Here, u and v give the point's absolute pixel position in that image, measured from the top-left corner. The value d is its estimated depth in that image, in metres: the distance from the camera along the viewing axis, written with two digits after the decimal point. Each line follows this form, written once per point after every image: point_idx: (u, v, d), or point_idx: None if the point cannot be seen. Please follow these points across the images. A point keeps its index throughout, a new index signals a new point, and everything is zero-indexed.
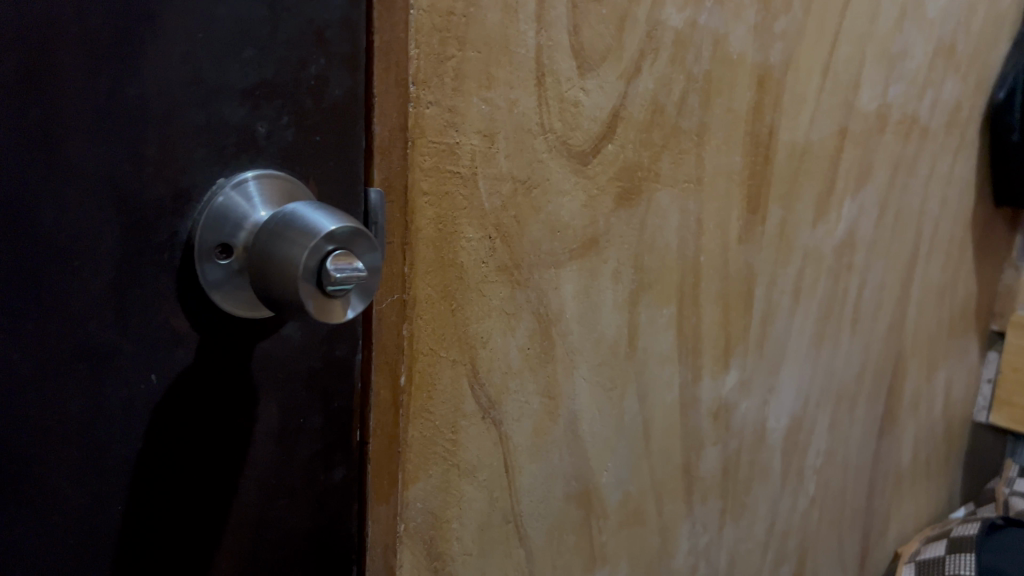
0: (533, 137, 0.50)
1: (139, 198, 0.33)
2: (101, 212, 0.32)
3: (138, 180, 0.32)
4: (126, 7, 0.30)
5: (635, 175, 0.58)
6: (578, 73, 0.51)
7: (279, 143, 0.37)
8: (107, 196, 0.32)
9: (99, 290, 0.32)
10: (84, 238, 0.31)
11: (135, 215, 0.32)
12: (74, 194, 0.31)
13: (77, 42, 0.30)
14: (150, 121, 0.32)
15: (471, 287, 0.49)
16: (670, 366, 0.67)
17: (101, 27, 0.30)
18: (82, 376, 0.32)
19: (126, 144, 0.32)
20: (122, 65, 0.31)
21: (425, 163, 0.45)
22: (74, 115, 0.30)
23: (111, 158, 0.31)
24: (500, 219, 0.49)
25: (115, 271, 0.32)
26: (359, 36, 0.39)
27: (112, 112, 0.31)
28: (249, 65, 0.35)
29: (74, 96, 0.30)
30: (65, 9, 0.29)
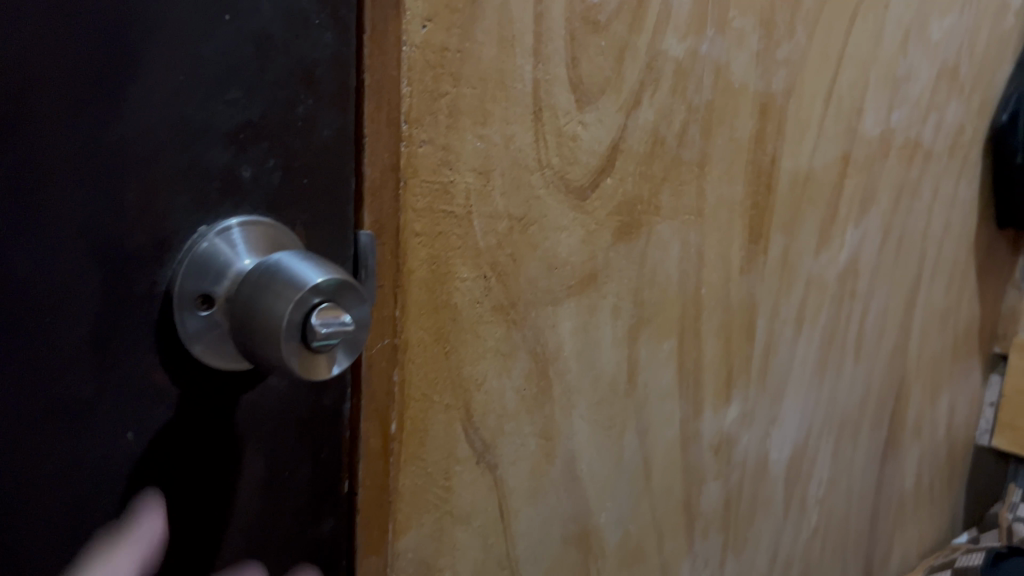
0: (530, 173, 0.48)
1: (118, 248, 0.31)
2: (78, 264, 0.30)
3: (118, 229, 0.31)
4: (106, 49, 0.29)
5: (635, 208, 0.57)
6: (576, 107, 0.50)
7: (265, 187, 0.35)
8: (84, 247, 0.30)
9: (76, 344, 0.30)
10: (57, 289, 0.30)
11: (114, 267, 0.31)
12: (48, 243, 0.29)
13: (54, 87, 0.29)
14: (131, 168, 0.31)
15: (465, 328, 0.47)
16: (671, 401, 0.65)
17: (79, 70, 0.29)
18: (60, 435, 0.30)
19: (106, 193, 0.30)
20: (102, 110, 0.30)
21: (419, 203, 0.43)
22: (49, 161, 0.29)
23: (89, 206, 0.30)
24: (496, 258, 0.48)
25: (92, 325, 0.31)
26: (350, 75, 0.38)
27: (89, 159, 0.30)
28: (235, 107, 0.34)
29: (49, 142, 0.29)
30: (41, 52, 0.28)
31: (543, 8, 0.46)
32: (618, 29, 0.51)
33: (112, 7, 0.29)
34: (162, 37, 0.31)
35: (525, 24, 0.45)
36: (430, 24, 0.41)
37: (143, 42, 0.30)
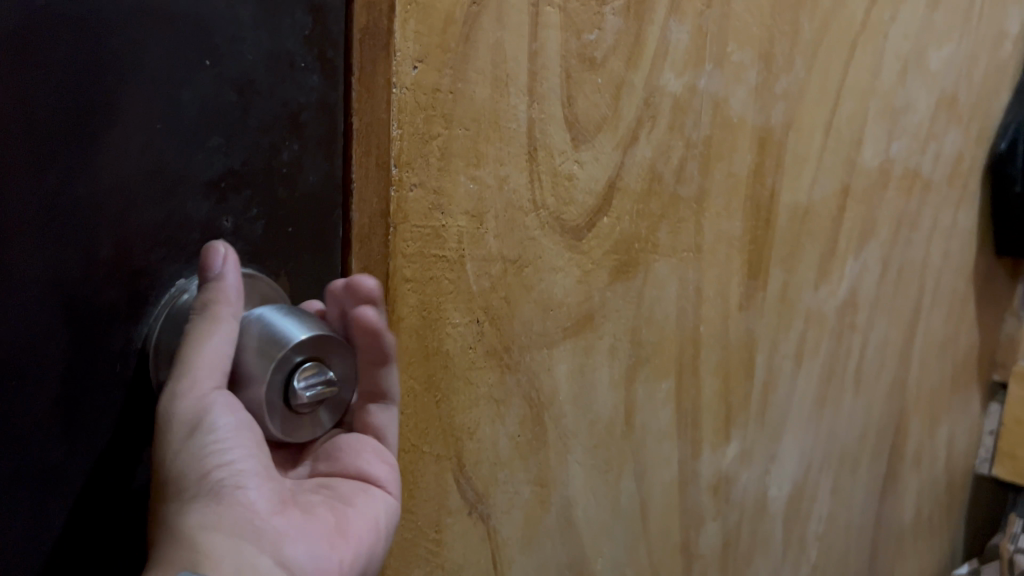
0: (525, 214, 0.47)
1: (90, 303, 0.30)
2: (48, 321, 0.29)
3: (91, 284, 0.30)
4: (77, 99, 0.28)
5: (632, 245, 0.55)
6: (572, 146, 0.49)
7: (247, 237, 0.35)
8: (55, 303, 0.29)
9: (45, 406, 0.29)
10: (26, 349, 0.29)
11: (88, 324, 0.30)
12: (15, 305, 0.28)
13: (23, 138, 0.27)
14: (103, 220, 0.30)
15: (457, 375, 0.45)
16: (669, 443, 0.63)
17: (50, 122, 0.28)
18: (23, 500, 0.29)
19: (78, 247, 0.29)
20: (73, 162, 0.29)
21: (409, 248, 0.41)
22: (17, 219, 0.28)
23: (60, 262, 0.29)
24: (489, 301, 0.46)
25: (62, 385, 0.30)
26: (336, 119, 0.37)
27: (61, 212, 0.29)
28: (216, 155, 0.33)
29: (19, 199, 0.28)
30: (8, 103, 0.27)
31: (538, 46, 0.45)
32: (615, 66, 0.50)
33: (84, 55, 0.28)
34: (136, 84, 0.30)
35: (520, 63, 0.44)
36: (421, 64, 0.39)
37: (116, 88, 0.29)
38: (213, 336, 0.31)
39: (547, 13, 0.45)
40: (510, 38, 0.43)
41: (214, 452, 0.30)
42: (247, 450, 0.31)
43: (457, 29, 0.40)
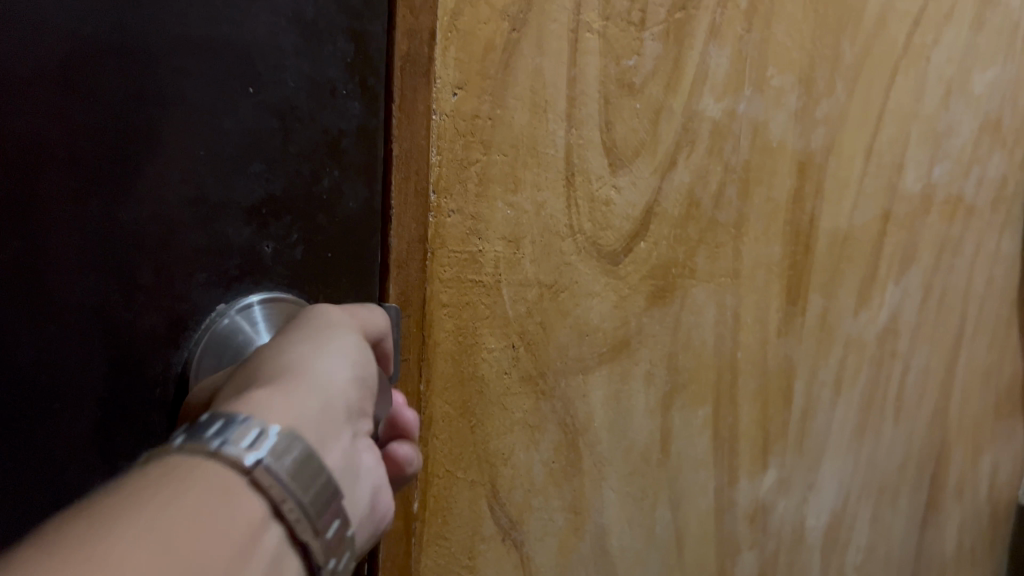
0: (562, 239, 0.47)
1: (129, 328, 0.30)
2: (87, 348, 0.29)
3: (132, 310, 0.30)
4: (120, 128, 0.29)
5: (670, 271, 0.55)
6: (610, 170, 0.48)
7: (287, 262, 0.35)
8: (95, 328, 0.29)
9: (82, 431, 0.30)
10: (65, 375, 0.29)
11: (128, 348, 0.30)
12: (57, 326, 0.29)
13: (67, 166, 0.28)
14: (145, 249, 0.30)
15: (492, 401, 0.45)
16: (705, 471, 0.62)
17: (95, 149, 0.29)
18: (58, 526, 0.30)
19: (119, 276, 0.30)
20: (116, 190, 0.29)
21: (447, 273, 0.41)
22: (61, 248, 0.28)
23: (100, 290, 0.29)
24: (525, 326, 0.45)
25: (101, 410, 0.30)
26: (377, 145, 0.37)
27: (105, 241, 0.29)
28: (257, 181, 0.33)
29: (60, 227, 0.28)
30: (53, 130, 0.28)
31: (577, 71, 0.45)
32: (654, 91, 0.50)
33: (127, 84, 0.29)
34: (178, 114, 0.30)
35: (558, 88, 0.44)
36: (460, 91, 0.39)
37: (159, 118, 0.30)
38: (366, 309, 0.34)
39: (587, 38, 0.44)
40: (549, 63, 0.43)
41: (336, 348, 0.30)
42: (367, 370, 0.32)
43: (497, 56, 0.40)
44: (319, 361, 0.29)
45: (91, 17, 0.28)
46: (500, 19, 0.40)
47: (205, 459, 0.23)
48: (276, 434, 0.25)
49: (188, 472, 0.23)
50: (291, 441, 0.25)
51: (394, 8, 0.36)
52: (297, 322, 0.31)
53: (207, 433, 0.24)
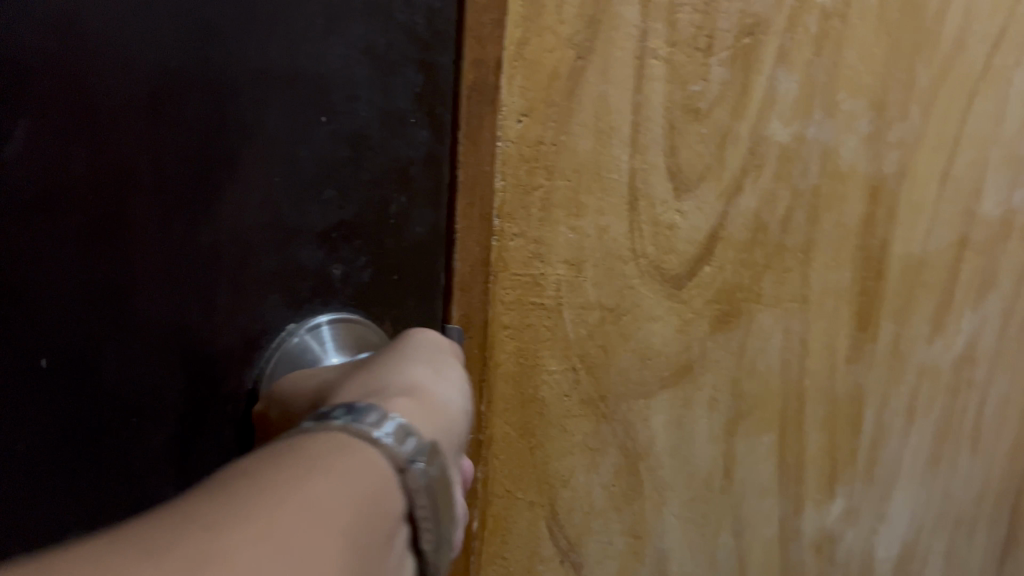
0: (624, 263, 0.47)
1: (205, 345, 0.33)
2: (167, 361, 0.32)
3: (211, 328, 0.33)
4: (201, 156, 0.32)
5: (734, 295, 0.54)
6: (674, 196, 0.49)
7: (355, 285, 0.37)
8: (174, 341, 0.33)
9: (158, 440, 0.33)
10: (152, 384, 0.32)
11: (205, 361, 0.33)
12: (141, 331, 0.32)
13: (153, 192, 0.31)
14: (224, 270, 0.33)
15: (552, 422, 0.45)
16: (770, 498, 0.61)
17: (181, 176, 0.32)
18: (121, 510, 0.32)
19: (199, 295, 0.33)
20: (197, 214, 0.32)
21: (508, 296, 0.42)
22: (146, 264, 0.32)
23: (180, 306, 0.32)
24: (586, 349, 0.46)
25: (178, 422, 0.33)
26: (442, 171, 0.38)
27: (188, 260, 0.32)
28: (328, 207, 0.35)
29: (146, 243, 0.31)
30: (143, 158, 0.31)
31: (642, 98, 0.45)
32: (720, 115, 0.50)
33: (213, 118, 0.32)
34: (262, 147, 0.33)
35: (623, 114, 0.44)
36: (525, 118, 0.40)
37: (241, 150, 0.33)
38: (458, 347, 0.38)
39: (653, 65, 0.44)
40: (616, 91, 0.43)
41: (447, 372, 0.34)
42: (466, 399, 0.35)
43: (562, 83, 0.41)
44: (434, 381, 0.33)
45: (177, 52, 0.31)
46: (566, 47, 0.40)
47: (364, 438, 0.27)
48: (416, 431, 0.29)
49: (349, 449, 0.26)
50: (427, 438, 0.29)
51: (460, 37, 0.37)
52: (405, 343, 0.35)
53: (364, 422, 0.27)
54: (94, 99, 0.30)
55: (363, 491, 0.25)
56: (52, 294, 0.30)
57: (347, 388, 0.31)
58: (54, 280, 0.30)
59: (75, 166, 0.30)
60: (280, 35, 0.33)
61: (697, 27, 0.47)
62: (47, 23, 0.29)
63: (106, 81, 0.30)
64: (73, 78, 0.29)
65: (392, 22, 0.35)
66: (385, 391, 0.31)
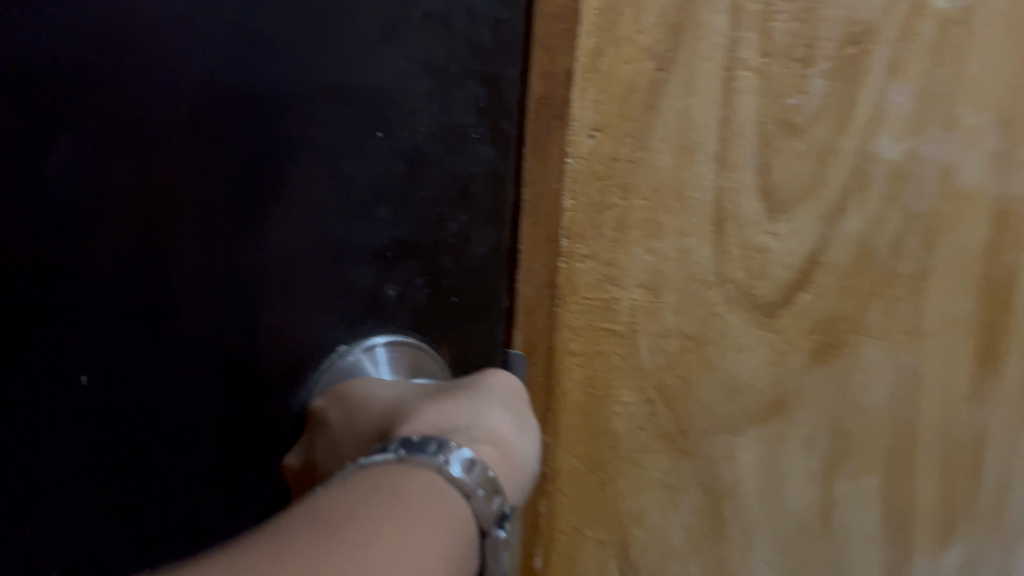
0: (707, 288, 0.44)
1: (250, 343, 0.38)
2: (200, 350, 0.37)
3: (258, 330, 0.39)
4: (252, 180, 0.38)
5: (840, 325, 0.48)
6: (767, 216, 0.45)
7: (410, 304, 0.42)
8: (226, 335, 0.38)
9: (198, 406, 0.38)
10: (210, 359, 0.38)
11: (244, 358, 0.38)
12: (189, 316, 0.37)
13: (196, 199, 0.36)
14: (271, 277, 0.39)
15: (626, 458, 0.42)
16: (880, 556, 0.51)
17: (231, 184, 0.37)
18: (153, 441, 0.37)
19: (242, 301, 0.38)
20: (249, 223, 0.38)
21: (577, 321, 0.39)
22: (192, 262, 0.37)
23: (230, 314, 0.38)
24: (665, 381, 0.42)
25: (214, 398, 0.38)
26: (506, 189, 0.40)
27: (229, 269, 0.38)
28: (383, 225, 0.40)
29: (192, 245, 0.37)
30: (200, 172, 0.36)
31: (730, 111, 0.42)
32: (821, 130, 0.45)
33: (259, 137, 0.37)
34: (309, 167, 0.39)
35: (708, 129, 0.42)
36: (597, 134, 0.38)
37: (288, 168, 0.38)
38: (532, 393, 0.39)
39: (743, 77, 0.42)
40: (699, 103, 0.41)
41: (524, 421, 0.35)
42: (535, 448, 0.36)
43: (640, 96, 0.38)
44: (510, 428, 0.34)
45: (223, 66, 0.36)
46: (645, 57, 0.38)
47: (431, 471, 0.29)
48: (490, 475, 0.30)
49: (417, 480, 0.28)
50: (491, 474, 0.30)
51: (527, 51, 0.39)
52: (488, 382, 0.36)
53: (429, 455, 0.29)
54: (142, 121, 0.35)
55: (450, 528, 0.27)
56: (89, 276, 0.35)
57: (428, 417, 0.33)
58: (90, 296, 0.35)
59: (112, 188, 0.35)
60: (336, 45, 0.38)
61: (795, 35, 0.43)
62: (102, 76, 0.34)
63: (150, 97, 0.35)
64: (128, 97, 0.35)
65: (456, 37, 0.39)
66: (460, 429, 0.32)
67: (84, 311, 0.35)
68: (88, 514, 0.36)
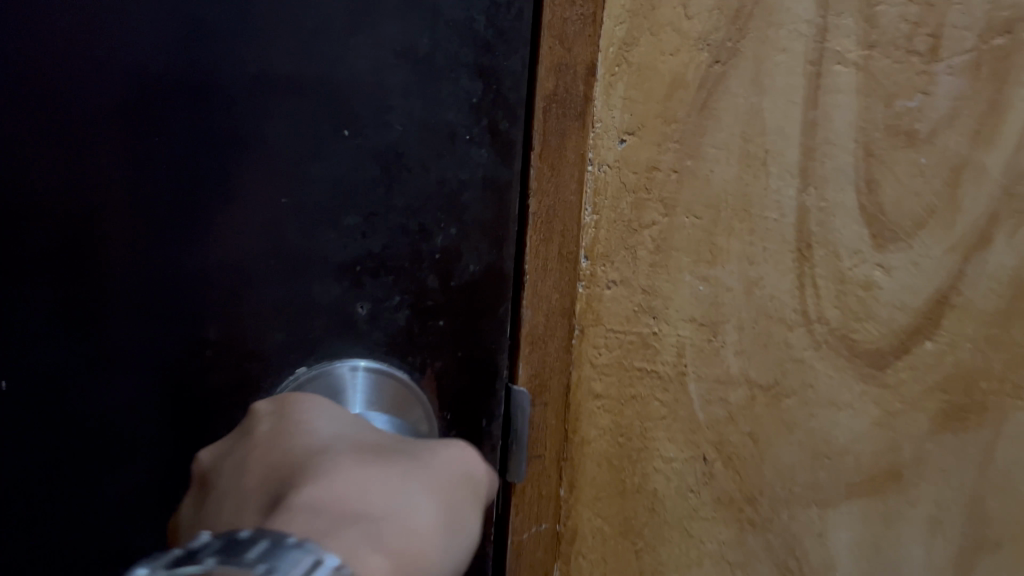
0: (786, 326, 0.33)
1: (195, 346, 0.37)
2: (138, 352, 0.37)
3: (197, 332, 0.37)
4: (185, 181, 0.36)
5: (980, 384, 0.31)
6: (873, 243, 0.31)
7: (385, 326, 0.38)
8: (169, 338, 0.37)
9: (134, 404, 0.37)
10: (144, 357, 0.37)
11: (190, 364, 0.37)
12: (124, 312, 0.37)
13: (134, 195, 0.36)
14: (214, 283, 0.37)
15: (669, 523, 0.36)
16: None
17: (166, 183, 0.36)
18: (91, 446, 0.37)
19: (182, 303, 0.37)
20: (193, 225, 0.36)
21: (603, 358, 0.36)
22: (129, 262, 0.36)
23: (166, 315, 0.37)
24: (722, 435, 0.34)
25: (150, 395, 0.37)
26: (508, 201, 0.37)
27: (169, 272, 0.37)
28: (348, 235, 0.37)
29: (124, 244, 0.36)
30: (134, 171, 0.36)
31: (817, 114, 0.31)
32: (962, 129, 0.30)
33: (200, 134, 0.36)
34: (257, 165, 0.36)
35: (786, 135, 0.32)
36: (630, 137, 0.34)
37: (231, 168, 0.36)
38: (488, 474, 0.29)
39: (837, 73, 0.31)
40: (773, 104, 0.32)
41: (463, 520, 0.25)
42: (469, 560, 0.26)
43: (688, 94, 0.33)
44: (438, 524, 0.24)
45: (161, 61, 0.36)
46: (696, 49, 0.32)
47: None
48: None
49: None
50: None
51: (536, 46, 0.36)
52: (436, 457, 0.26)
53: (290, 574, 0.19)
54: (71, 124, 0.36)
55: None
56: (35, 270, 0.37)
57: (318, 486, 0.23)
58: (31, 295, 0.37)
59: (39, 181, 0.36)
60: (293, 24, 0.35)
61: (913, 22, 0.30)
62: (33, 78, 0.36)
63: (82, 98, 0.36)
64: (59, 94, 0.36)
65: (438, 23, 0.36)
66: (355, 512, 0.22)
67: (24, 313, 0.37)
68: (36, 524, 0.38)
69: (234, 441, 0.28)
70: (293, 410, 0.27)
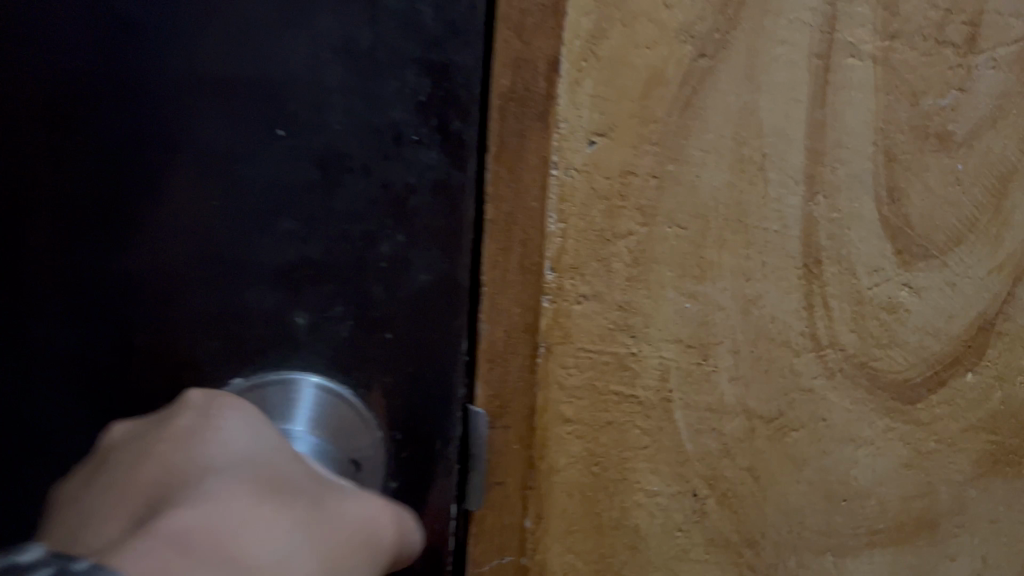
0: (792, 354, 0.32)
1: (135, 380, 0.28)
2: (55, 376, 0.28)
3: (132, 366, 0.28)
4: (115, 177, 0.27)
5: None
6: (897, 262, 0.33)
7: (328, 340, 0.29)
8: (99, 356, 0.28)
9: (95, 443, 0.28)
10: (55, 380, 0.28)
11: (115, 398, 0.28)
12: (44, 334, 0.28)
13: (42, 188, 0.27)
14: (142, 299, 0.28)
15: (652, 562, 0.32)
16: None
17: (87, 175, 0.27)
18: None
19: (112, 327, 0.28)
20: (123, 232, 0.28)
21: (574, 379, 0.30)
22: (56, 276, 0.28)
23: (88, 337, 0.28)
24: (713, 467, 0.32)
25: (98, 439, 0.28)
26: (464, 209, 0.29)
27: (104, 291, 0.28)
28: (284, 242, 0.28)
29: (53, 251, 0.28)
30: (42, 164, 0.27)
31: (827, 113, 0.30)
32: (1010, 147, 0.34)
33: (129, 120, 0.27)
34: (185, 159, 0.27)
35: (793, 136, 0.30)
36: (601, 138, 0.28)
37: (161, 158, 0.27)
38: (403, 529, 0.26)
39: (851, 67, 0.31)
40: (771, 101, 0.30)
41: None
42: None
43: (669, 92, 0.29)
44: None
45: (85, 41, 0.27)
46: (678, 41, 0.29)
47: None
48: None
49: None
50: None
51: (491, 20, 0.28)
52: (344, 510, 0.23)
53: None
54: None
55: None
56: None
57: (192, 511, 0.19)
58: None
59: None
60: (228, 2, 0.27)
61: (942, 9, 0.32)
62: None
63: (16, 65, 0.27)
64: None
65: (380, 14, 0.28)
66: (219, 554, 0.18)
67: None
68: None
69: (151, 426, 0.24)
70: (214, 408, 0.24)
